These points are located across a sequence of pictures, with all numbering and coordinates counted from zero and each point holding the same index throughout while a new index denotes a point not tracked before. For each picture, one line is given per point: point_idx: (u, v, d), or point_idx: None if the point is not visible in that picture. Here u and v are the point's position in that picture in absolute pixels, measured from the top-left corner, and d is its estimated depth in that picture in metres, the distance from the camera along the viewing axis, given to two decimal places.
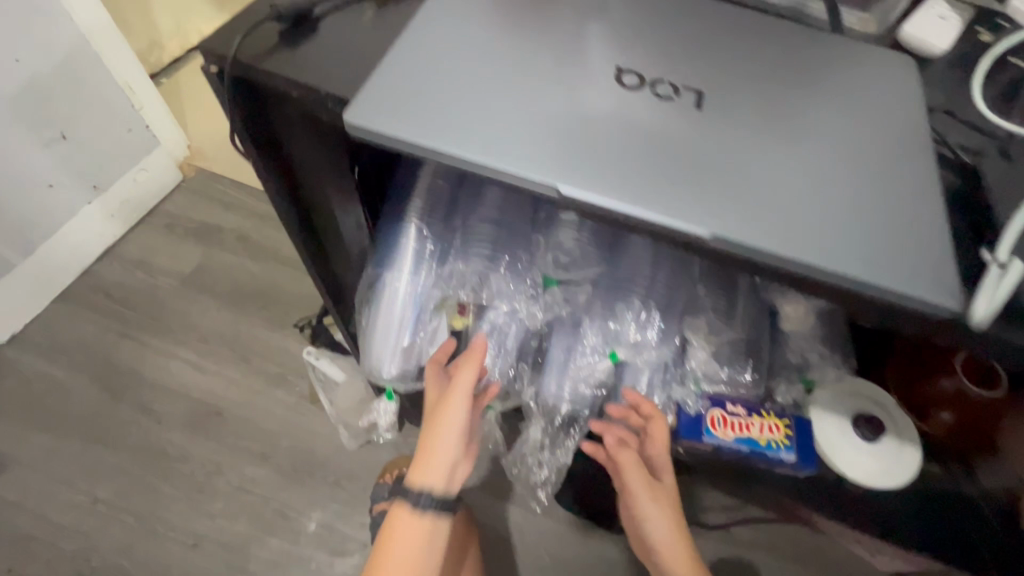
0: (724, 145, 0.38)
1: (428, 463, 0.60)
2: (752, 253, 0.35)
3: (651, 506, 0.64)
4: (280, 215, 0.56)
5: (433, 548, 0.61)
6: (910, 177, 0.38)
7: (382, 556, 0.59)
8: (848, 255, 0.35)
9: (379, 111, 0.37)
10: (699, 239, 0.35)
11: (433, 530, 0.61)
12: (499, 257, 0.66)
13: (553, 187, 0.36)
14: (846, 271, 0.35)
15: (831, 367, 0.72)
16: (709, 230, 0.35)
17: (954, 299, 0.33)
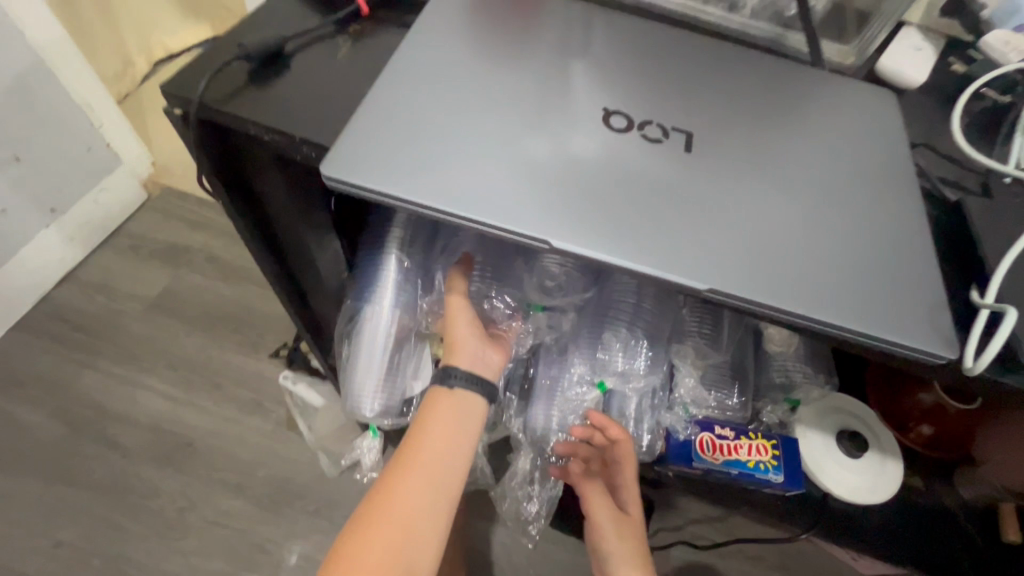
0: (714, 190, 0.37)
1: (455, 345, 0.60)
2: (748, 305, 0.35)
3: (615, 536, 0.66)
4: (254, 254, 0.53)
5: (469, 430, 0.59)
6: (893, 218, 0.39)
7: (417, 435, 0.57)
8: (840, 303, 0.35)
9: (360, 161, 0.36)
10: (695, 292, 0.35)
11: (464, 419, 0.58)
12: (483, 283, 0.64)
13: (544, 240, 0.35)
14: (839, 321, 0.34)
15: (817, 387, 0.70)
16: (705, 284, 0.34)
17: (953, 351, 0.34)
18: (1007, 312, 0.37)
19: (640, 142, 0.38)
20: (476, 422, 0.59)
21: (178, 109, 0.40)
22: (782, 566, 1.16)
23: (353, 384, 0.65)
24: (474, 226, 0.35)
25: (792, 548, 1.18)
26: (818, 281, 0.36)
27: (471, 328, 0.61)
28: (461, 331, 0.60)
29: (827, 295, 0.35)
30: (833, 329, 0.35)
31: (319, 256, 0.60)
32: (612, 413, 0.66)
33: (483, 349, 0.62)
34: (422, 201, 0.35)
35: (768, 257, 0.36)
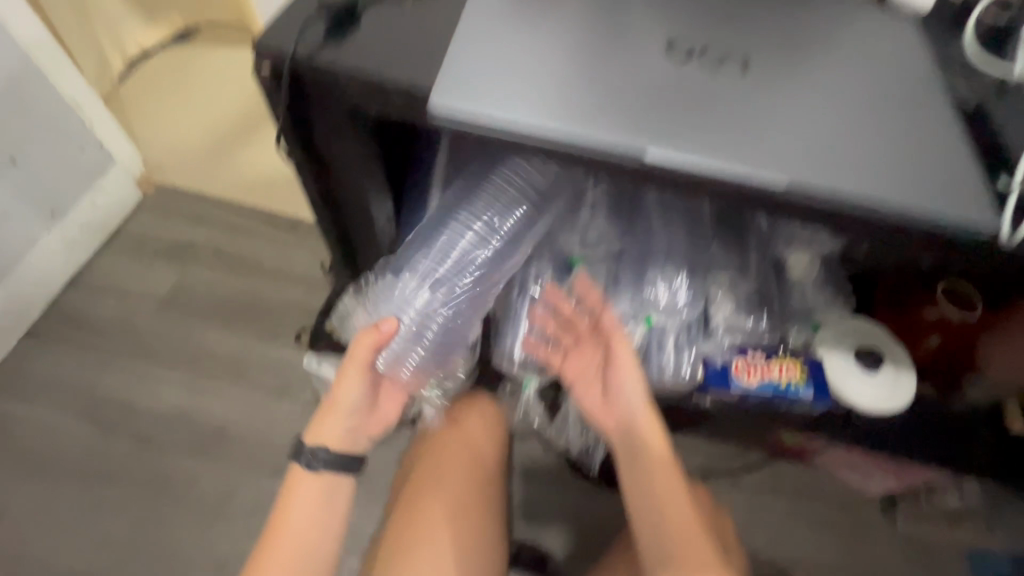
0: (770, 106, 0.43)
1: (329, 425, 0.62)
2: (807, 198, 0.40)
3: (630, 377, 0.62)
4: (312, 203, 0.55)
5: (332, 512, 0.61)
6: (926, 120, 0.44)
7: (278, 521, 0.59)
8: (886, 191, 0.40)
9: (462, 99, 0.41)
10: (762, 188, 0.40)
11: (327, 501, 0.61)
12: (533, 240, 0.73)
13: (634, 153, 0.40)
14: (887, 205, 0.40)
15: (834, 309, 0.78)
16: (771, 179, 0.40)
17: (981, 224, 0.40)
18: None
19: (700, 70, 0.43)
20: (342, 502, 0.62)
21: (268, 68, 0.43)
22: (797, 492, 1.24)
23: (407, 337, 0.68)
24: (566, 145, 0.40)
25: (809, 475, 1.26)
26: (867, 175, 0.41)
27: (352, 405, 0.63)
28: (343, 405, 0.62)
29: (872, 185, 0.40)
30: (880, 213, 0.40)
31: (377, 214, 0.60)
32: (656, 345, 0.71)
33: (362, 420, 0.64)
34: (519, 129, 0.41)
35: (818, 157, 0.41)
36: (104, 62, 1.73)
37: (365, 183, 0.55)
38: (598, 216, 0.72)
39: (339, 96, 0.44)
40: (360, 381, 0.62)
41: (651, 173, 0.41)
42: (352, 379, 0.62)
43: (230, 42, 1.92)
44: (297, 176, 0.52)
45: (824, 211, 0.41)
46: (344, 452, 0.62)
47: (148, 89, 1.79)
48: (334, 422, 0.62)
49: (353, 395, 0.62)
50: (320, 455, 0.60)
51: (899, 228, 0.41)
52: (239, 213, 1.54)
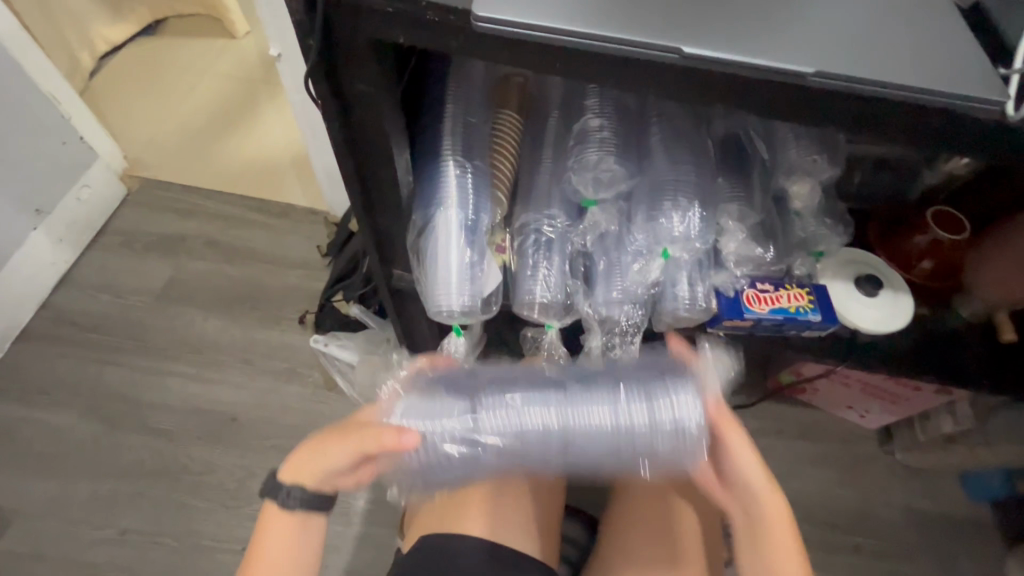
0: (797, 0, 0.42)
1: (309, 470, 0.55)
2: (847, 85, 0.39)
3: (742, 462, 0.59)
4: (335, 145, 0.56)
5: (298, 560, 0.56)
6: (947, 7, 0.43)
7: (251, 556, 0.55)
8: (926, 73, 0.39)
9: (499, 3, 0.40)
10: (801, 78, 0.39)
11: (289, 550, 0.55)
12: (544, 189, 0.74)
13: (676, 48, 0.39)
14: (926, 89, 0.39)
15: (835, 237, 0.81)
16: (811, 69, 0.39)
17: (1010, 100, 0.39)
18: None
19: None
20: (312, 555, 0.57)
21: None
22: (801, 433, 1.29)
23: (434, 286, 0.68)
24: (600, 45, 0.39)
25: (810, 416, 1.31)
26: (904, 58, 0.40)
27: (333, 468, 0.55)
28: (325, 468, 0.55)
29: (907, 71, 0.39)
30: (915, 97, 0.39)
31: (398, 159, 0.60)
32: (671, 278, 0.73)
33: (343, 475, 0.57)
34: (548, 35, 0.40)
35: (851, 49, 0.40)
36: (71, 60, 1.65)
37: (389, 123, 0.55)
38: (607, 158, 0.70)
39: (368, 26, 0.43)
40: (352, 455, 0.54)
41: (690, 72, 0.40)
42: (338, 451, 0.54)
43: (203, 35, 1.85)
44: (322, 114, 0.52)
45: (864, 98, 0.40)
46: (314, 494, 0.55)
47: (121, 87, 1.73)
48: (311, 472, 0.55)
49: (339, 455, 0.55)
50: (294, 495, 0.55)
51: (935, 110, 0.40)
52: (228, 203, 1.51)
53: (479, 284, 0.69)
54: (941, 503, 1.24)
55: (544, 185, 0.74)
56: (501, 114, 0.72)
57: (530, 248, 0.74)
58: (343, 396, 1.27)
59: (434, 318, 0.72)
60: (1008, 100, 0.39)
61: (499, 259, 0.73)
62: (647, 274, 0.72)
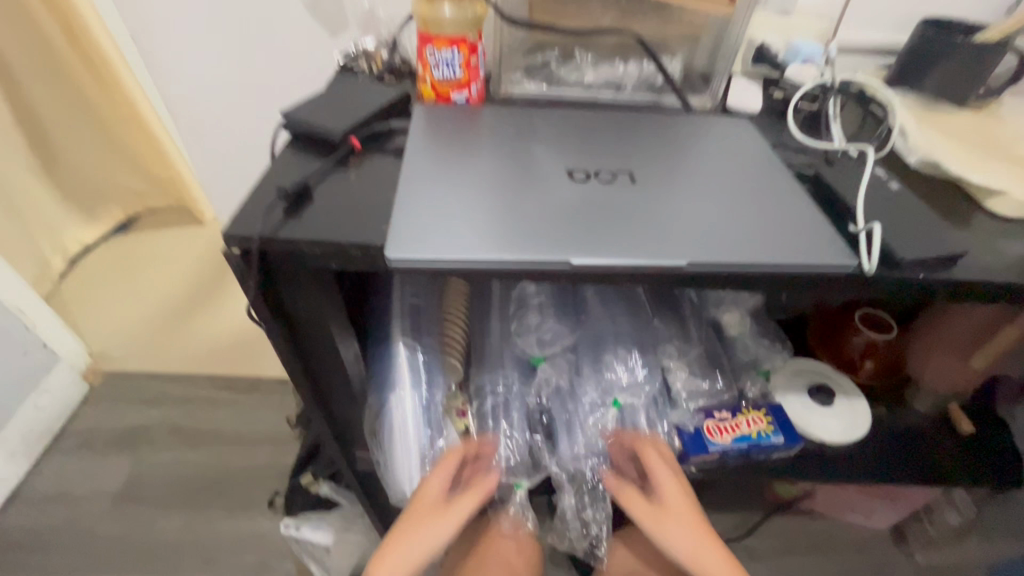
0: (666, 199, 0.50)
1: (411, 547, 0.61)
2: (723, 267, 0.45)
3: None
4: (282, 357, 0.58)
5: None
6: (787, 185, 0.52)
7: None
8: (785, 247, 0.46)
9: (411, 242, 0.45)
10: (681, 268, 0.45)
11: None
12: (495, 355, 0.77)
13: (566, 260, 0.44)
14: (790, 260, 0.45)
15: (777, 354, 0.85)
16: (687, 259, 0.45)
17: (862, 260, 0.45)
18: (874, 228, 0.47)
19: (600, 184, 0.51)
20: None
21: (236, 247, 0.47)
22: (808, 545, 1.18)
23: (396, 471, 0.68)
24: (500, 264, 0.44)
25: (817, 524, 1.24)
26: (764, 236, 0.47)
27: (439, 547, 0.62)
28: (422, 548, 0.60)
29: (768, 247, 0.46)
30: (780, 268, 0.45)
31: (345, 355, 0.63)
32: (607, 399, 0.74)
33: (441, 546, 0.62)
34: (457, 261, 0.44)
35: (720, 234, 0.47)
36: (42, 264, 1.72)
37: (332, 327, 0.58)
38: (546, 318, 0.77)
39: (301, 262, 0.48)
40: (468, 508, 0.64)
41: (587, 274, 0.45)
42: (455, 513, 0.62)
43: (174, 224, 1.96)
44: (266, 334, 0.55)
45: (739, 274, 0.46)
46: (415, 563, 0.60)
47: (91, 282, 1.79)
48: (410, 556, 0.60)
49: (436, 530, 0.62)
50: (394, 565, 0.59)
51: (804, 276, 0.47)
52: (194, 384, 1.50)
53: (442, 460, 0.70)
54: None
55: (494, 350, 0.77)
56: (443, 286, 0.78)
57: (486, 412, 0.75)
58: None
59: (399, 501, 0.70)
60: (865, 260, 0.46)
61: (462, 424, 0.72)
62: (605, 424, 0.73)
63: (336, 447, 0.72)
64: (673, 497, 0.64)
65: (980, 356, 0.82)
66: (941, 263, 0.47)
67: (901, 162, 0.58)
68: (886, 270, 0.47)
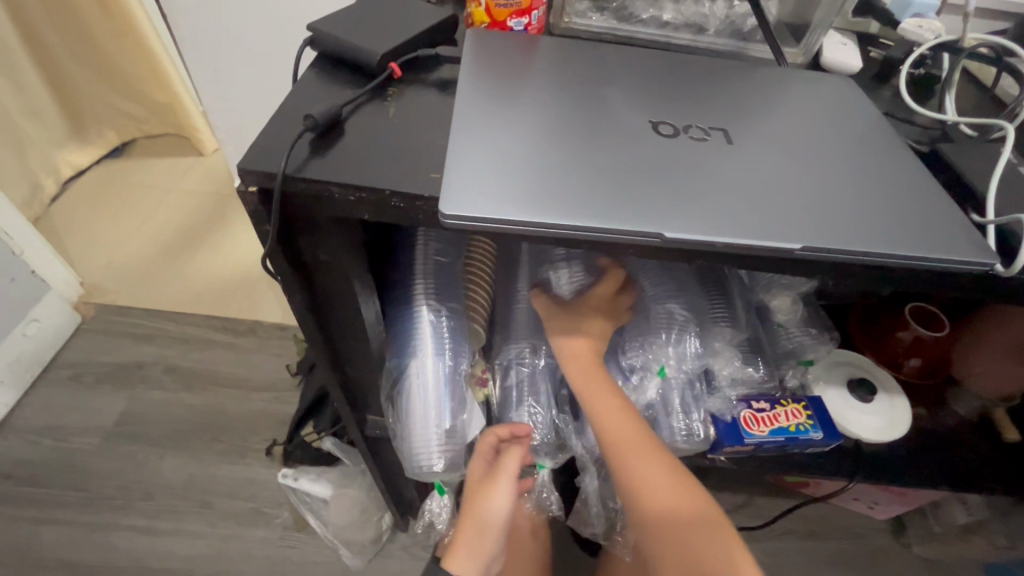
0: (767, 166, 0.42)
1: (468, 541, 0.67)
2: (837, 253, 0.38)
3: None
4: (295, 311, 0.51)
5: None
6: (903, 161, 0.44)
7: None
8: (909, 236, 0.39)
9: (471, 192, 0.37)
10: (790, 253, 0.38)
11: None
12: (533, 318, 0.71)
13: (657, 233, 0.36)
14: (916, 251, 0.38)
15: (822, 345, 0.79)
16: (799, 243, 0.37)
17: (996, 257, 0.38)
18: (1016, 221, 0.40)
19: (690, 142, 0.42)
20: None
21: (252, 186, 0.39)
22: (812, 533, 1.16)
23: (413, 445, 0.62)
24: (576, 231, 0.36)
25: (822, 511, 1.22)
26: (884, 220, 0.40)
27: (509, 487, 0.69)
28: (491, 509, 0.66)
29: (889, 235, 0.39)
30: (899, 262, 0.39)
31: (366, 316, 0.56)
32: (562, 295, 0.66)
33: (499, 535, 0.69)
34: (526, 225, 0.36)
35: (833, 214, 0.39)
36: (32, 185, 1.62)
37: (355, 285, 0.51)
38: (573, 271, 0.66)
39: (330, 208, 0.41)
40: (514, 461, 0.65)
41: (676, 251, 0.38)
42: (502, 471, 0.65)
43: (173, 153, 1.84)
44: (281, 287, 0.48)
45: (853, 265, 0.39)
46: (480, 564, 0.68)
47: (84, 209, 1.69)
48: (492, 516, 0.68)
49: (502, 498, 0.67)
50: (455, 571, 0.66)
51: (924, 270, 0.39)
52: (191, 324, 1.44)
53: (463, 434, 0.64)
54: None
55: (522, 318, 0.71)
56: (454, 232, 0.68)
57: (511, 380, 0.70)
58: (315, 537, 1.14)
59: (413, 474, 0.65)
60: (999, 260, 0.39)
61: (481, 393, 0.69)
62: (643, 396, 0.70)
63: (347, 408, 0.67)
64: (588, 320, 0.65)
65: None
66: None
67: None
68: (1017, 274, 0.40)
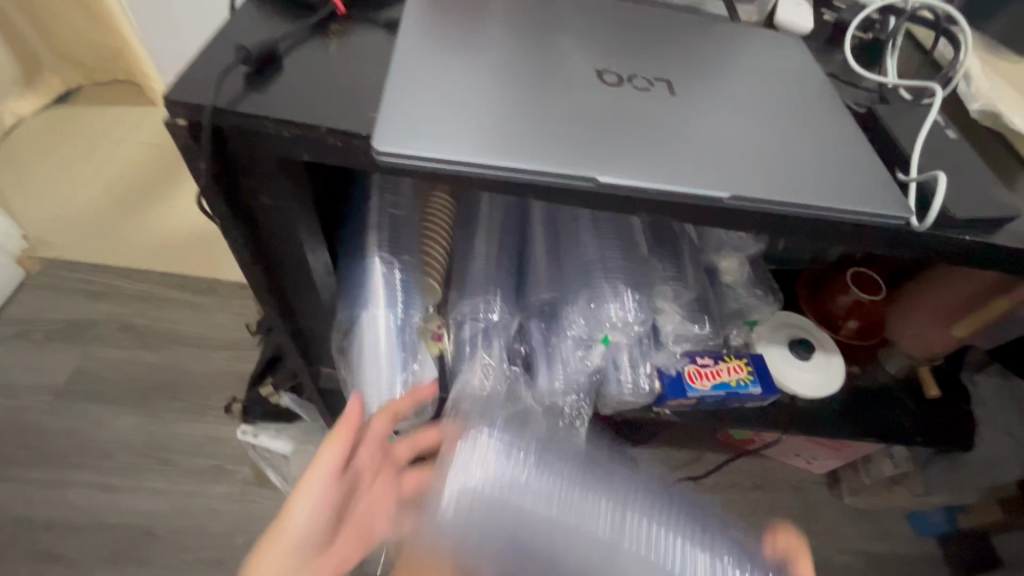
0: (707, 118, 0.43)
1: (276, 531, 0.57)
2: (763, 203, 0.39)
3: None
4: (238, 257, 0.50)
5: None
6: (838, 118, 0.46)
7: None
8: (833, 190, 0.41)
9: (409, 134, 0.37)
10: (719, 201, 0.39)
11: None
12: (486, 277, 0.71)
13: (591, 178, 0.37)
14: (838, 204, 0.40)
15: (766, 305, 0.82)
16: (727, 192, 0.39)
17: (910, 211, 0.40)
18: (934, 178, 0.43)
19: (633, 91, 0.43)
20: None
21: (182, 119, 0.38)
22: (756, 486, 1.23)
23: (364, 395, 0.63)
24: (510, 173, 0.37)
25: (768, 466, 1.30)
26: (811, 173, 0.41)
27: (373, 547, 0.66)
28: (301, 500, 0.57)
29: (813, 187, 0.40)
30: (823, 214, 0.40)
31: (314, 265, 0.56)
32: None
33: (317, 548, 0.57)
34: (459, 167, 0.36)
35: (763, 166, 0.41)
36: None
37: (300, 233, 0.50)
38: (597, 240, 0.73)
39: (267, 147, 0.40)
40: (332, 446, 0.58)
41: (611, 198, 0.38)
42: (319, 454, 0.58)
43: (120, 103, 1.74)
44: (223, 232, 0.47)
45: (779, 216, 0.40)
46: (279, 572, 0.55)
47: (26, 158, 1.59)
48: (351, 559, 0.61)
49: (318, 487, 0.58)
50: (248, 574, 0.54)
51: (844, 223, 0.42)
52: (146, 281, 1.40)
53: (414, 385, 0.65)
54: (902, 544, 1.20)
55: (478, 273, 0.71)
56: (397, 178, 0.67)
57: (466, 333, 0.70)
58: (277, 492, 1.15)
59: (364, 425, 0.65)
60: (913, 215, 0.41)
61: (435, 348, 0.70)
62: (590, 361, 0.70)
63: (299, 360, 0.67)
64: None
65: (959, 325, 0.80)
66: (986, 224, 0.43)
67: (960, 108, 0.53)
68: (931, 229, 0.43)
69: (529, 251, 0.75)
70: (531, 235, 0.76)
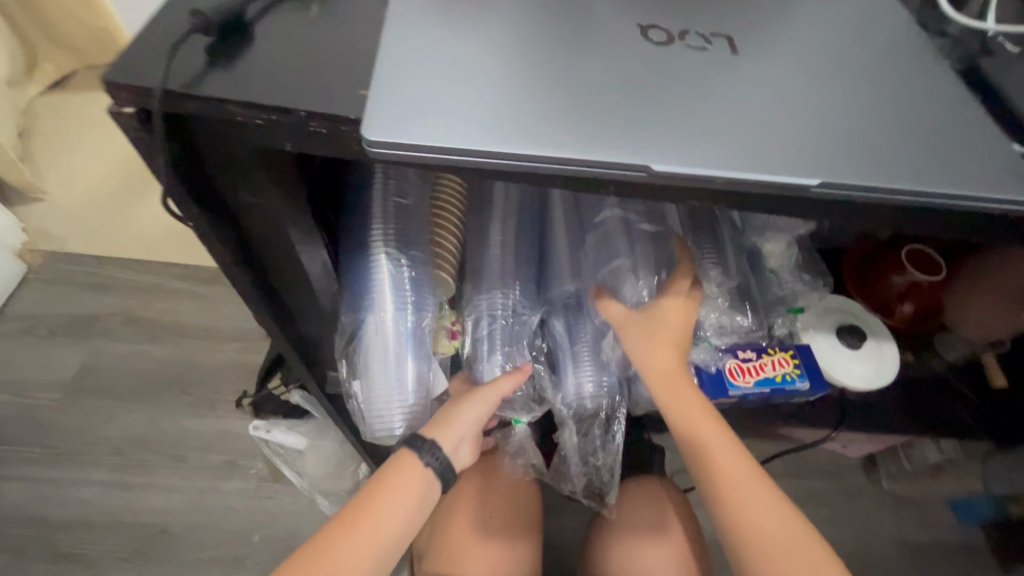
0: (771, 82, 0.35)
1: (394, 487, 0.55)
2: (853, 190, 0.32)
3: None
4: (223, 266, 0.44)
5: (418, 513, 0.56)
6: (937, 75, 0.37)
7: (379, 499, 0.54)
8: (939, 168, 0.33)
9: (416, 121, 0.31)
10: (804, 189, 0.32)
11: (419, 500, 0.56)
12: (506, 268, 0.64)
13: (643, 167, 0.31)
14: (947, 189, 0.32)
15: (815, 291, 0.74)
16: (818, 178, 0.32)
17: None
18: None
19: (683, 52, 0.36)
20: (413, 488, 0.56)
21: (130, 106, 0.31)
22: (792, 473, 1.17)
23: (373, 404, 0.57)
24: (541, 164, 0.30)
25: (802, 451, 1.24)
26: (910, 148, 0.33)
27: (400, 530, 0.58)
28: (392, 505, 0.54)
29: (909, 164, 0.33)
30: (922, 199, 0.33)
31: (312, 267, 0.49)
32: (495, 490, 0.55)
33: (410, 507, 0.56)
34: (483, 161, 0.30)
35: (849, 141, 0.33)
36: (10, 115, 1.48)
37: (292, 235, 0.44)
38: (629, 226, 0.64)
39: (239, 137, 0.33)
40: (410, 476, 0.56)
41: (664, 189, 0.32)
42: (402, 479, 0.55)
43: None
44: (200, 239, 0.41)
45: (869, 206, 0.33)
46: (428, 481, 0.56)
47: (29, 146, 1.54)
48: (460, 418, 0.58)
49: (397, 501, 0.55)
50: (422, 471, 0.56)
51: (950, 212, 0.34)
52: (149, 273, 1.35)
53: (429, 389, 0.59)
54: (943, 529, 1.14)
55: (495, 265, 0.64)
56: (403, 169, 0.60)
57: (482, 331, 0.63)
58: (292, 488, 1.12)
59: (373, 435, 0.60)
60: None
61: (450, 347, 0.63)
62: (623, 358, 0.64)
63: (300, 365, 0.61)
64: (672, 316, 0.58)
65: None
66: None
67: None
68: None
69: (550, 238, 0.67)
70: (551, 219, 0.68)
